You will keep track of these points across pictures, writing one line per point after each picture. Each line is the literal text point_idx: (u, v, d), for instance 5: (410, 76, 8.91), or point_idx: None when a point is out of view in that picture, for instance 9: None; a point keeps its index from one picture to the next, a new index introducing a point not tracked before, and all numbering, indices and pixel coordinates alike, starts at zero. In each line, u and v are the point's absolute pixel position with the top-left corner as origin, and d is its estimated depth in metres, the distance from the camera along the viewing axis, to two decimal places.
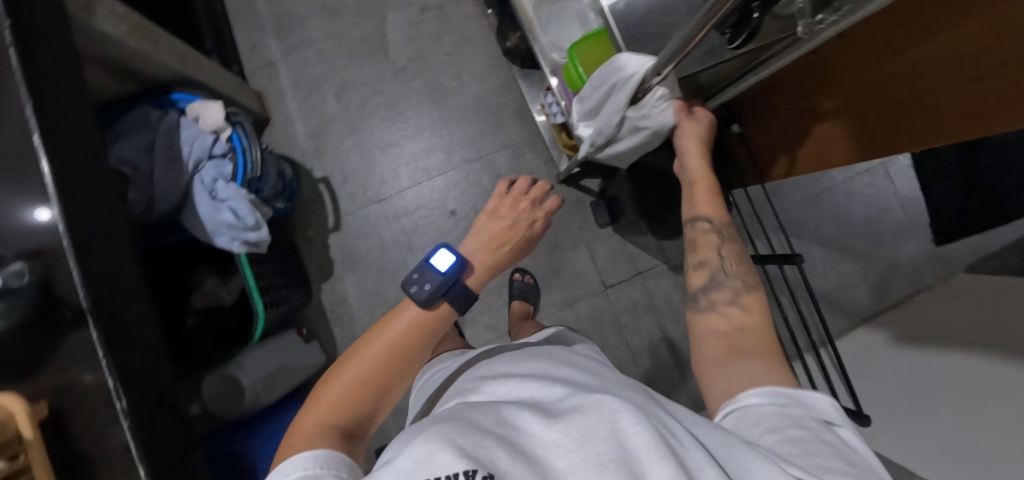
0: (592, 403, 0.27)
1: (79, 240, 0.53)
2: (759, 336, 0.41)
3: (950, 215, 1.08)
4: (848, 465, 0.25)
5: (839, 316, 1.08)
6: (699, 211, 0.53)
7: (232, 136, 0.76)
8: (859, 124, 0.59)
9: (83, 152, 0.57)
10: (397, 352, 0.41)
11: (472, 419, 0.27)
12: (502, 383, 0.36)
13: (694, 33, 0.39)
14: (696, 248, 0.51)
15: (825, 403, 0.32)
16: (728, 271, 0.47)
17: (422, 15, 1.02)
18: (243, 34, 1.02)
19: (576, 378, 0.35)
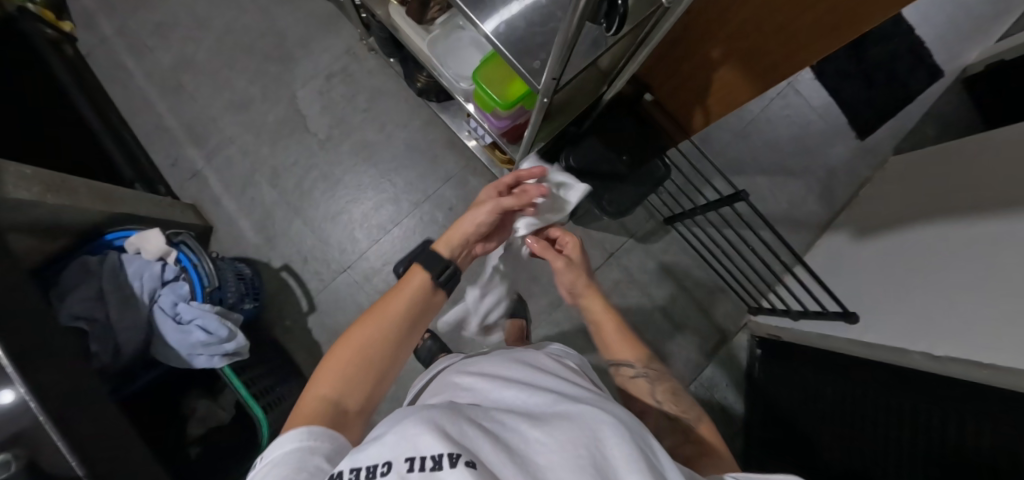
0: (577, 417, 0.29)
1: (56, 413, 0.51)
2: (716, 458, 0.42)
3: (862, 110, 1.17)
4: None
5: (801, 232, 1.14)
6: (617, 355, 0.58)
7: (179, 256, 0.75)
8: (746, 64, 0.66)
9: (32, 322, 0.55)
10: (394, 333, 0.48)
11: (464, 410, 0.30)
12: (489, 384, 0.38)
13: (573, 24, 0.41)
14: (631, 399, 0.54)
15: None
16: (672, 414, 0.50)
17: (329, 83, 1.04)
18: (160, 153, 1.02)
19: (559, 388, 0.36)
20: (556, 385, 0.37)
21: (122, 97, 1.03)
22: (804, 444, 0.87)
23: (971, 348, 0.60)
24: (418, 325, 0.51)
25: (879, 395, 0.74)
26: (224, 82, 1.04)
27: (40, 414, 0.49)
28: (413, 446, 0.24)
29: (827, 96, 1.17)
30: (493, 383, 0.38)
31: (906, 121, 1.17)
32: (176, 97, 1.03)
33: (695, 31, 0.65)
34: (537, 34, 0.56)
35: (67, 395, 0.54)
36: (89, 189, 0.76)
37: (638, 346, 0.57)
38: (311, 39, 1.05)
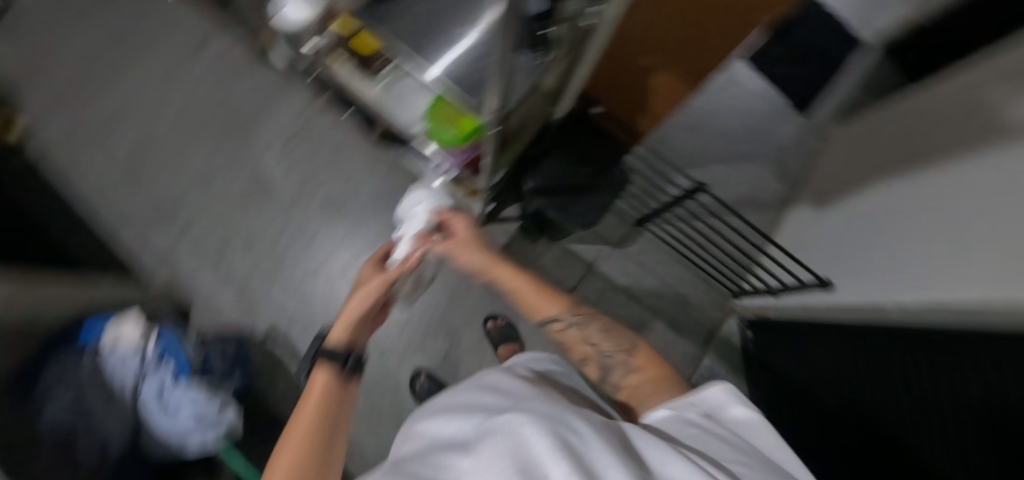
0: (506, 428, 0.28)
1: None
2: (661, 384, 0.46)
3: (800, 89, 1.24)
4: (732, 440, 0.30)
5: (767, 211, 1.19)
6: (547, 312, 0.60)
7: (155, 343, 0.79)
8: (677, 66, 0.71)
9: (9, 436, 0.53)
10: (317, 430, 0.43)
11: (400, 468, 0.29)
12: (433, 421, 0.37)
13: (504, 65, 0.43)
14: (571, 350, 0.57)
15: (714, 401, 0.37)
16: (608, 353, 0.53)
17: (289, 145, 1.06)
18: (128, 239, 1.01)
19: (497, 403, 0.35)
20: (490, 396, 0.37)
21: (83, 190, 1.02)
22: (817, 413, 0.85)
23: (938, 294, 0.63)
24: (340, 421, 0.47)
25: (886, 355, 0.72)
26: (184, 159, 1.05)
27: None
28: None
29: (764, 81, 1.24)
30: (437, 417, 0.38)
31: (840, 93, 1.25)
32: (137, 182, 1.04)
33: (623, 45, 0.70)
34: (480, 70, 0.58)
35: None
36: (59, 288, 0.75)
37: (561, 299, 0.61)
38: (266, 105, 1.08)
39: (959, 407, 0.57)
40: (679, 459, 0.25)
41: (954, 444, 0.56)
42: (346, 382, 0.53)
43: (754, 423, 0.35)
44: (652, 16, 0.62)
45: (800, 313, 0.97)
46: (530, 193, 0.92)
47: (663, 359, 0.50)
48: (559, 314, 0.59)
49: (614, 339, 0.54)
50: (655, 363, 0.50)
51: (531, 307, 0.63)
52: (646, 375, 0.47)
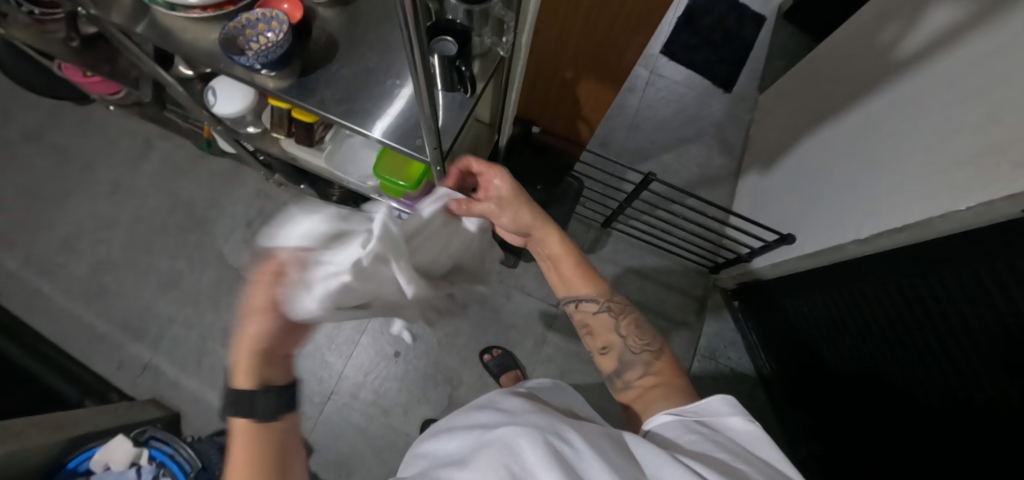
0: (501, 437, 0.32)
1: None
2: (667, 393, 0.46)
3: (718, 70, 1.34)
4: (738, 452, 0.33)
5: (720, 186, 1.25)
6: (577, 293, 0.57)
7: (152, 453, 0.73)
8: (598, 73, 0.76)
9: None
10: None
11: None
12: (438, 441, 0.40)
13: (429, 104, 0.47)
14: (594, 334, 0.55)
15: (714, 409, 0.39)
16: (635, 348, 0.52)
17: (251, 229, 1.07)
18: (101, 360, 0.98)
19: (491, 418, 0.39)
20: (487, 412, 0.40)
21: (44, 321, 0.99)
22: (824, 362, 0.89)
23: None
24: (285, 472, 0.38)
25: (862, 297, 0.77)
26: (147, 267, 1.04)
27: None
28: None
29: (685, 69, 1.33)
30: (441, 438, 0.41)
31: (754, 67, 1.35)
32: (102, 300, 1.02)
33: (544, 64, 0.76)
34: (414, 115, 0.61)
35: None
36: (36, 424, 0.72)
37: (599, 283, 0.56)
38: (221, 197, 1.09)
39: (949, 348, 0.62)
40: (675, 468, 0.29)
41: (957, 390, 0.62)
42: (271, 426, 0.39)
43: (751, 427, 0.37)
44: (561, 32, 0.68)
45: (772, 271, 1.01)
46: None
47: (680, 371, 0.50)
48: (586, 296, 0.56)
49: (645, 337, 0.53)
50: (673, 375, 0.49)
51: (559, 284, 0.60)
52: (662, 388, 0.47)
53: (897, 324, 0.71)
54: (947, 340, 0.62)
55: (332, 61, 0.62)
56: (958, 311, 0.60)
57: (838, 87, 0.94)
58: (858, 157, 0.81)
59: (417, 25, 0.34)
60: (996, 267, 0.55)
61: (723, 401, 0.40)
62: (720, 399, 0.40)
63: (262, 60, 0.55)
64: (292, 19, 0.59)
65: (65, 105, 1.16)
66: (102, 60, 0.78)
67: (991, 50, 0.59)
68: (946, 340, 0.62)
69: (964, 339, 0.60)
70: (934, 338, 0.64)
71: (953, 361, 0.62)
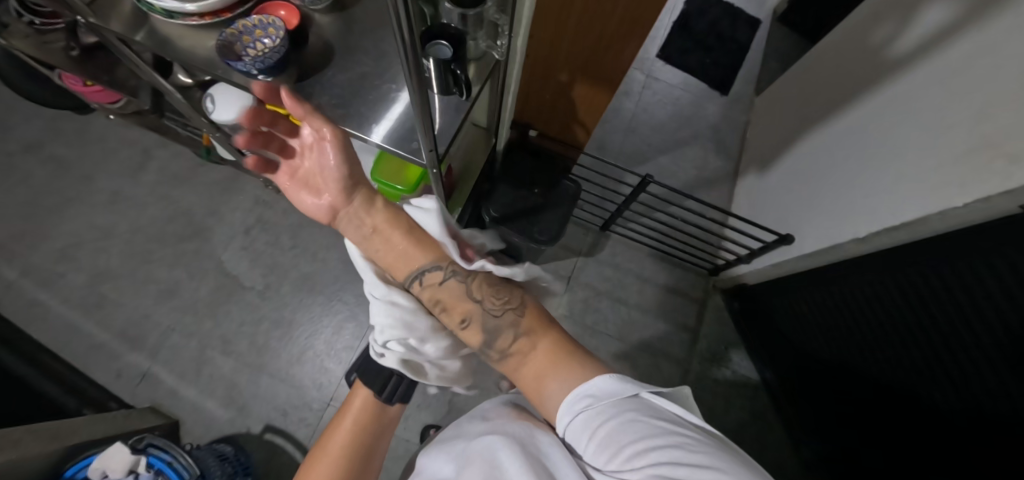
0: (483, 454, 0.34)
1: None
2: (549, 346, 0.43)
3: (713, 72, 1.34)
4: (654, 432, 0.30)
5: (718, 187, 1.25)
6: (418, 265, 0.50)
7: (151, 460, 0.72)
8: (592, 76, 0.76)
9: None
10: (342, 455, 0.53)
11: None
12: (435, 451, 0.42)
13: (424, 107, 0.47)
14: (450, 310, 0.48)
15: (611, 387, 0.35)
16: (496, 311, 0.46)
17: (250, 236, 1.07)
18: (100, 370, 0.97)
19: (471, 427, 0.40)
20: (477, 421, 0.41)
21: (43, 331, 0.99)
22: (828, 365, 0.88)
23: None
24: (371, 441, 0.56)
25: (868, 300, 0.76)
26: (146, 276, 1.04)
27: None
28: None
29: (681, 73, 1.34)
30: (437, 448, 0.42)
31: (749, 70, 1.36)
32: (101, 310, 1.02)
33: (540, 67, 0.76)
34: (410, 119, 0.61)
35: None
36: (32, 434, 0.72)
37: (439, 247, 0.51)
38: (221, 204, 1.10)
39: (958, 358, 0.61)
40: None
41: (967, 397, 0.61)
42: (380, 409, 0.58)
43: (651, 395, 0.34)
44: (556, 34, 0.68)
45: (771, 271, 1.01)
46: (490, 223, 0.93)
47: (543, 317, 0.47)
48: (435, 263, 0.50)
49: (502, 294, 0.48)
50: (543, 323, 0.46)
51: (393, 262, 0.51)
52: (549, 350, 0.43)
53: (900, 327, 0.70)
54: (954, 348, 0.62)
55: (328, 66, 0.62)
56: (966, 319, 0.59)
57: (833, 88, 0.95)
58: (855, 157, 0.80)
59: (411, 28, 0.35)
60: (1004, 277, 0.54)
61: (614, 378, 0.36)
62: (610, 378, 0.36)
63: (260, 65, 0.56)
64: (289, 25, 0.60)
65: (65, 116, 1.16)
66: (100, 69, 0.79)
67: (984, 46, 0.59)
68: (953, 346, 0.62)
69: (972, 346, 0.59)
70: (943, 346, 0.63)
71: (960, 368, 0.61)
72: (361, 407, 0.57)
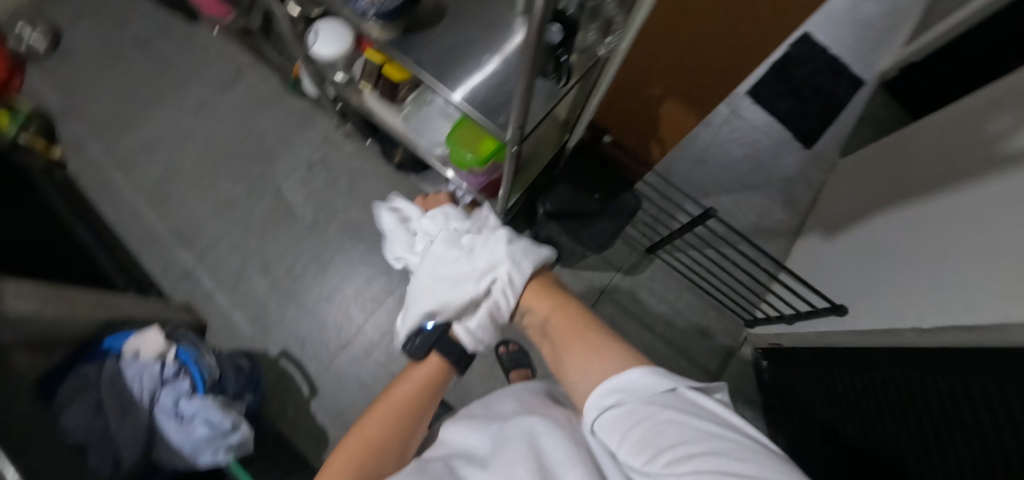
0: (522, 434, 0.33)
1: None
2: (554, 315, 0.53)
3: (801, 123, 1.28)
4: (699, 435, 0.28)
5: (777, 240, 1.20)
6: None
7: (178, 353, 0.77)
8: (684, 96, 0.75)
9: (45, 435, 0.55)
10: (411, 398, 0.54)
11: (429, 468, 0.34)
12: (454, 429, 0.41)
13: (529, 76, 0.47)
14: None
15: (647, 383, 0.34)
16: None
17: (312, 171, 1.11)
18: (151, 259, 1.04)
19: (508, 411, 0.40)
20: (508, 405, 0.41)
21: (113, 211, 1.06)
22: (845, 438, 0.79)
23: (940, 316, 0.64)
24: (433, 406, 0.56)
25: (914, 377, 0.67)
26: (211, 185, 1.10)
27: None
28: None
29: (768, 115, 1.28)
30: (456, 426, 0.41)
31: (841, 129, 1.29)
32: (165, 204, 1.08)
33: (634, 74, 0.75)
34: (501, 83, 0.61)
35: None
36: (86, 298, 0.77)
37: None
38: (292, 135, 1.14)
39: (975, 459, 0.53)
40: None
41: None
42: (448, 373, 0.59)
43: (688, 390, 0.33)
44: (662, 44, 0.66)
45: (814, 340, 0.96)
46: (544, 216, 0.92)
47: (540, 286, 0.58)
48: None
49: None
50: (543, 292, 0.58)
51: None
52: (552, 320, 0.52)
53: (926, 418, 0.63)
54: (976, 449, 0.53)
55: (437, 26, 0.63)
56: (994, 421, 0.51)
57: (933, 165, 0.88)
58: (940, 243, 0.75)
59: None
60: None
61: (653, 373, 0.35)
62: (648, 372, 0.35)
63: (377, 8, 0.58)
64: None
65: (176, 21, 1.24)
66: None
67: None
68: (978, 445, 0.53)
69: (976, 448, 0.53)
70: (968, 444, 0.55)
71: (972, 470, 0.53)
72: (435, 370, 0.58)
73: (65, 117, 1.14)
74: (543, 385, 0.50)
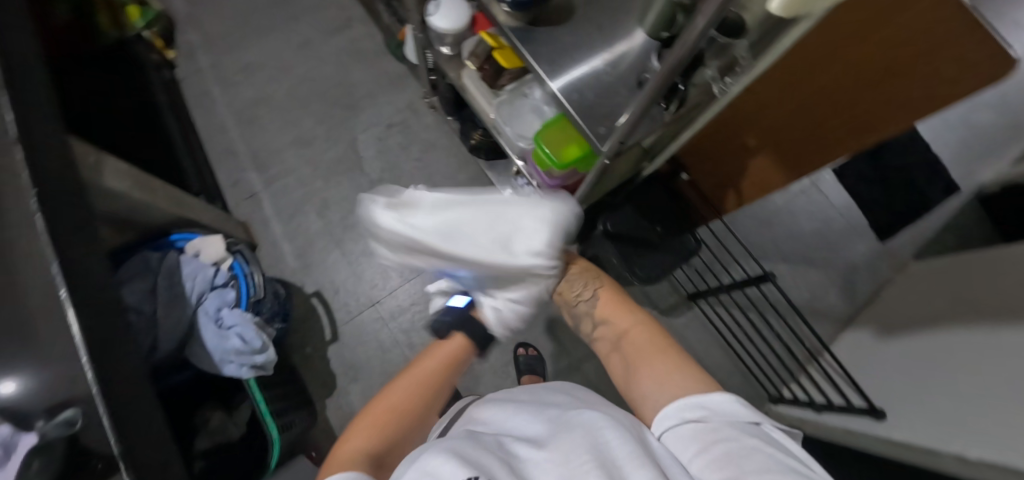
0: (578, 427, 0.34)
1: (108, 385, 0.53)
2: (635, 333, 0.51)
3: (882, 213, 1.22)
4: (784, 466, 0.29)
5: (824, 324, 1.15)
6: None
7: (233, 264, 0.80)
8: (781, 153, 0.72)
9: (106, 301, 0.60)
10: (426, 392, 0.52)
11: (478, 441, 0.36)
12: (500, 408, 0.44)
13: (660, 79, 0.48)
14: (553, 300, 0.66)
15: (733, 410, 0.35)
16: (575, 302, 0.60)
17: (388, 131, 1.15)
18: (224, 173, 1.10)
19: (558, 404, 0.41)
20: (560, 399, 0.42)
21: (203, 121, 1.14)
22: None
23: (986, 447, 0.59)
24: (450, 387, 0.55)
25: None
26: (294, 119, 1.15)
27: (90, 387, 0.52)
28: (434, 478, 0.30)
29: (848, 196, 1.23)
30: (502, 406, 0.44)
31: (922, 230, 1.22)
32: (250, 126, 1.14)
33: (737, 118, 0.74)
34: (609, 91, 0.62)
35: (120, 373, 0.56)
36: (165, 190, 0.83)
37: None
38: (380, 92, 1.18)
39: None
40: None
41: None
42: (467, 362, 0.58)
43: (774, 429, 0.34)
44: (779, 93, 0.65)
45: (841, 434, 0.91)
46: (601, 234, 0.92)
47: (622, 303, 0.56)
48: None
49: (576, 286, 0.60)
50: (624, 308, 0.55)
51: None
52: (630, 337, 0.51)
53: None
54: None
55: (562, 23, 0.65)
56: None
57: None
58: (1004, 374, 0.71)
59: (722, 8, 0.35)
60: None
61: (739, 403, 0.36)
62: (734, 400, 0.36)
63: None
64: None
65: None
66: None
67: None
68: None
69: None
70: None
71: None
72: (456, 351, 0.57)
73: (186, 25, 1.22)
74: (580, 386, 0.50)
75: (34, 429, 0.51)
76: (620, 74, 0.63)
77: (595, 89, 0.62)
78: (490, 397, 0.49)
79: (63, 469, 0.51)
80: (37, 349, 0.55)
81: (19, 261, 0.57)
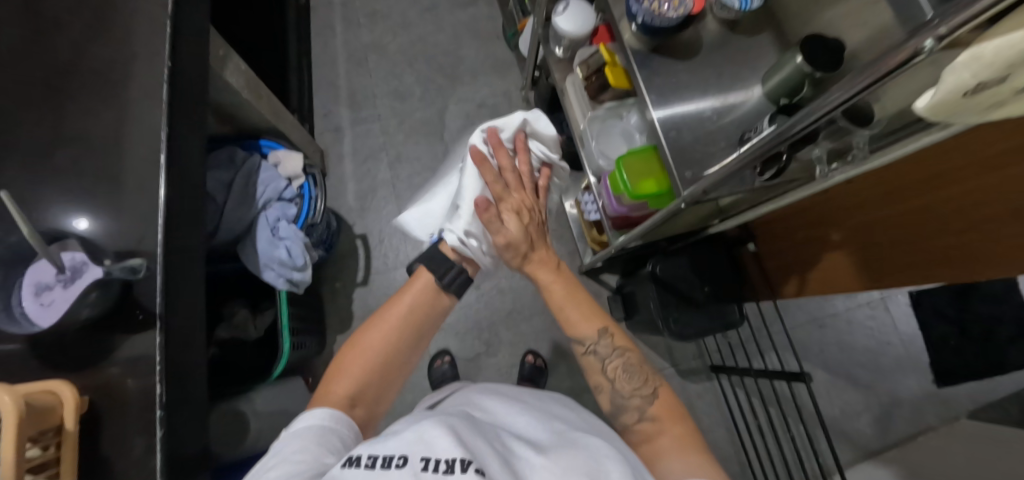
0: (582, 450, 0.35)
1: (170, 250, 0.59)
2: (675, 438, 0.47)
3: (950, 356, 1.12)
4: None
5: (844, 446, 1.07)
6: (579, 333, 0.56)
7: (302, 184, 0.88)
8: (862, 258, 0.67)
9: (192, 178, 0.66)
10: (398, 331, 0.56)
11: (477, 425, 0.37)
12: (502, 402, 0.45)
13: (764, 148, 0.46)
14: (589, 374, 0.57)
15: None
16: (626, 393, 0.53)
17: (478, 110, 1.18)
18: (320, 102, 1.18)
19: (559, 424, 0.42)
20: (567, 420, 0.43)
21: (319, 50, 1.22)
22: None
23: None
24: (428, 322, 0.59)
25: None
26: (397, 73, 1.21)
27: (158, 247, 0.58)
28: (428, 447, 0.32)
29: (917, 327, 1.14)
30: (505, 402, 0.45)
31: (992, 391, 1.10)
32: (357, 66, 1.21)
33: (830, 206, 0.71)
34: (710, 136, 0.61)
35: (184, 242, 0.62)
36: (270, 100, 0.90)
37: (594, 319, 0.56)
38: (482, 73, 1.22)
39: None
40: None
41: None
42: (438, 294, 0.61)
43: None
44: (881, 196, 0.61)
45: None
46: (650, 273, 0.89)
47: (680, 413, 0.50)
48: (586, 339, 0.56)
49: (635, 381, 0.53)
50: (674, 412, 0.50)
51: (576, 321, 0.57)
52: (667, 434, 0.48)
53: None
54: None
55: (683, 60, 0.65)
56: None
57: None
58: None
59: (863, 92, 0.34)
60: None
61: None
62: None
63: (646, 19, 0.62)
64: (694, 10, 0.62)
65: None
66: None
67: None
68: None
69: None
70: None
71: None
72: (422, 289, 0.60)
73: None
74: (576, 406, 0.51)
75: (100, 265, 0.54)
76: (721, 123, 0.61)
77: (695, 129, 0.61)
78: (490, 389, 0.50)
79: (112, 309, 0.56)
80: (122, 201, 0.61)
81: (135, 117, 0.64)
